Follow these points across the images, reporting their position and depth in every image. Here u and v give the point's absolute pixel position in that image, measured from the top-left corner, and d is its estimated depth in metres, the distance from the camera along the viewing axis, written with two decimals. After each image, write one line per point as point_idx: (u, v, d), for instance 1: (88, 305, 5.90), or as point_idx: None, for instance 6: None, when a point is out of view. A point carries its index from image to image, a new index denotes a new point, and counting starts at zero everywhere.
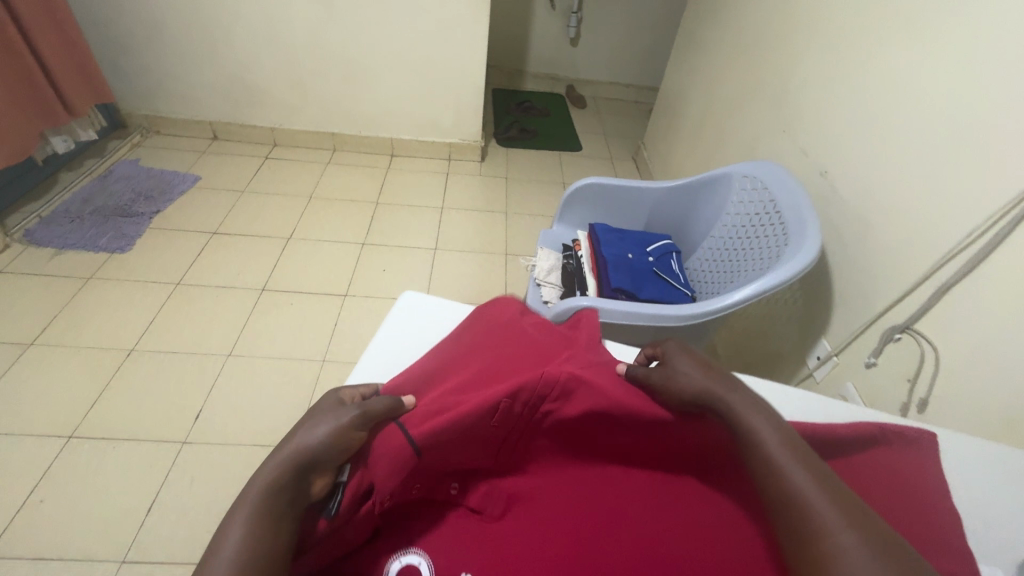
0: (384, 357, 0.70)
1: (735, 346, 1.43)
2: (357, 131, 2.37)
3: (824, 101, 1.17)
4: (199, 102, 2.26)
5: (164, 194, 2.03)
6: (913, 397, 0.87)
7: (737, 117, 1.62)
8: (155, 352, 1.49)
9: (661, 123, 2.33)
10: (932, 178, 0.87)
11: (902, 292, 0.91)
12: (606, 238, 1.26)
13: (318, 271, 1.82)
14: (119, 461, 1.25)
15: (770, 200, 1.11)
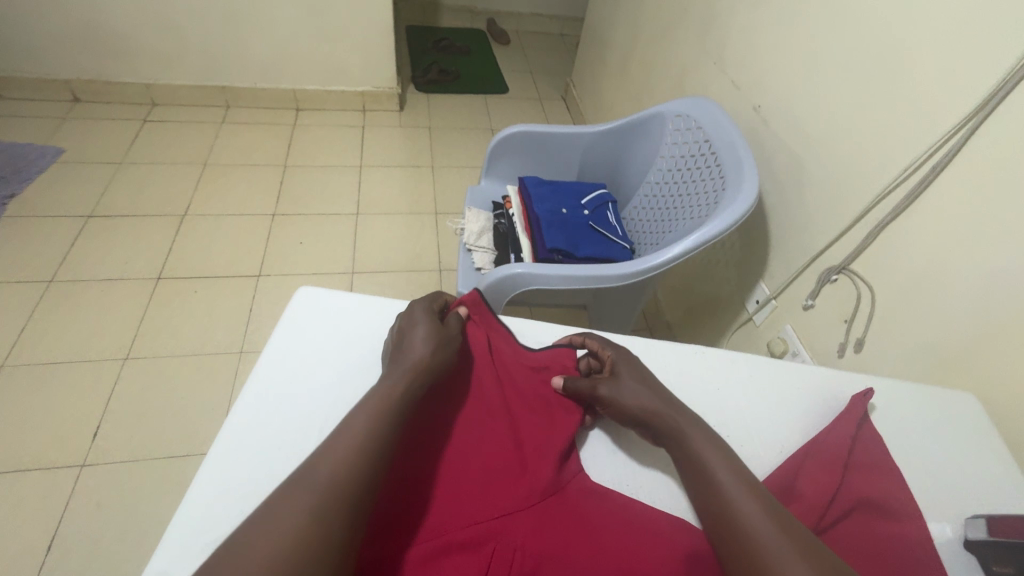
0: (277, 394, 0.57)
1: (677, 292, 1.41)
2: (251, 83, 2.07)
3: (753, 28, 1.09)
4: (47, 56, 1.88)
5: (18, 173, 1.70)
6: (850, 337, 0.87)
7: (665, 48, 1.52)
8: (33, 364, 1.28)
9: (589, 58, 2.19)
10: (867, 108, 0.82)
11: (838, 232, 0.88)
12: (538, 193, 1.16)
13: (224, 250, 1.61)
14: (4, 496, 1.08)
15: (704, 139, 1.04)
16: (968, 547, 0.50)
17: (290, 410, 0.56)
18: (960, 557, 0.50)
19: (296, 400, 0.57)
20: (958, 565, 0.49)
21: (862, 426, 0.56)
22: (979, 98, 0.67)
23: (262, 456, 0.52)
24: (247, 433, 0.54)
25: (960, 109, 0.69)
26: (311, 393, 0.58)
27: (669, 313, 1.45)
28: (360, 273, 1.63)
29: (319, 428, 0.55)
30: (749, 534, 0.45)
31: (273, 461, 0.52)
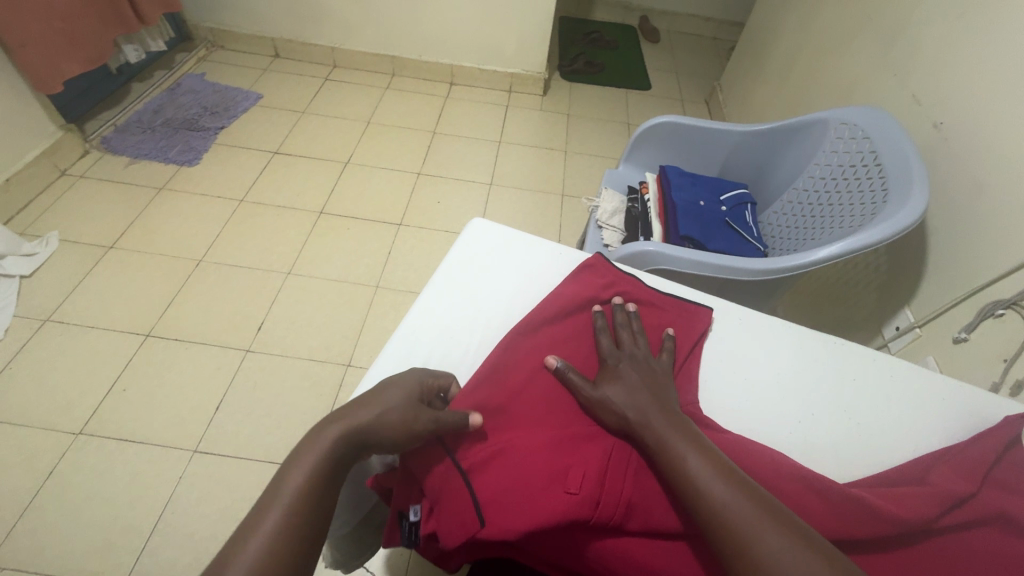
0: (450, 297, 0.66)
1: (802, 308, 1.35)
2: (417, 56, 2.29)
3: (950, 39, 1.01)
4: (262, 16, 2.22)
5: (228, 110, 2.05)
6: (1007, 377, 0.80)
7: (837, 56, 1.44)
8: (221, 264, 1.56)
9: (744, 63, 2.12)
10: None
11: (1016, 264, 0.81)
12: (678, 182, 1.18)
13: (375, 197, 1.82)
14: (189, 361, 1.35)
15: (870, 150, 1.00)
16: None
17: (459, 316, 0.64)
18: None
19: (464, 307, 0.65)
20: None
21: (1011, 448, 0.54)
22: None
23: (434, 345, 0.61)
24: (424, 324, 0.63)
25: None
26: (478, 303, 0.66)
27: None
28: None
29: (480, 335, 0.63)
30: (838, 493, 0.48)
31: (443, 350, 0.61)
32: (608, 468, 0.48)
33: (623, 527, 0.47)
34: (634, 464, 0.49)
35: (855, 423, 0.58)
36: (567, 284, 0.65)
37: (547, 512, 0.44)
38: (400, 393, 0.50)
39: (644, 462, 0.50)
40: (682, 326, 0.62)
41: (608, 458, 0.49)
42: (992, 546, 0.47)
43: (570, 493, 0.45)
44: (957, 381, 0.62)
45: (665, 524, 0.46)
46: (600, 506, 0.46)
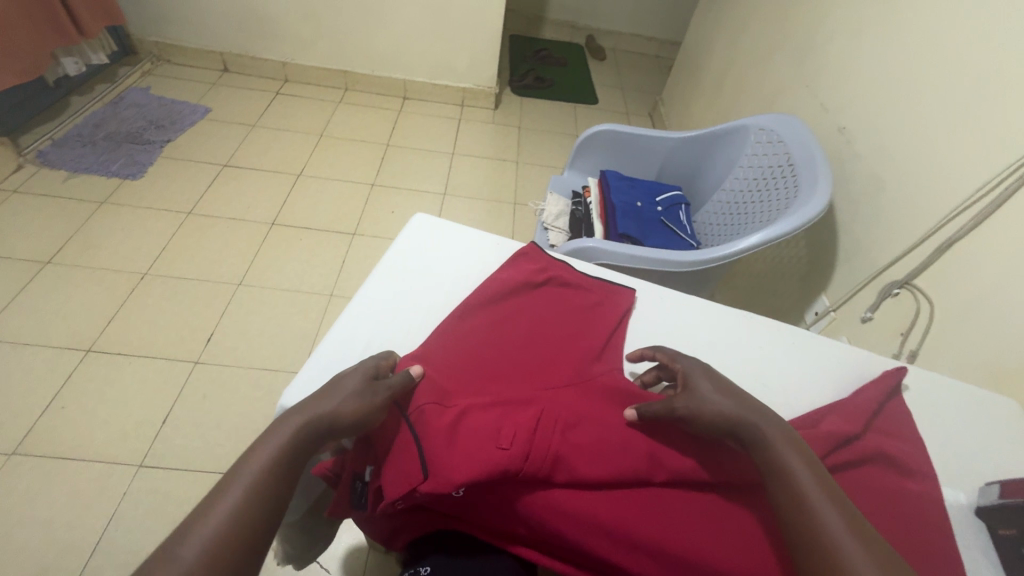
0: (392, 287, 0.69)
1: (736, 302, 1.45)
2: (370, 71, 2.32)
3: (850, 54, 1.14)
4: (210, 30, 2.21)
5: (175, 123, 2.02)
6: (904, 349, 0.90)
7: (760, 71, 1.57)
8: (168, 276, 1.53)
9: (682, 79, 2.27)
10: (949, 132, 0.86)
11: (906, 248, 0.91)
12: (617, 184, 1.26)
13: (328, 208, 1.83)
14: (135, 375, 1.31)
15: (784, 153, 1.11)
16: (980, 515, 0.55)
17: (401, 305, 0.68)
18: (968, 521, 0.55)
19: (405, 297, 0.68)
20: (963, 525, 0.54)
21: (891, 399, 0.62)
22: None
23: (377, 331, 0.65)
24: (368, 313, 0.66)
25: None
26: (419, 294, 0.69)
27: None
28: None
29: (421, 322, 0.67)
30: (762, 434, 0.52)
31: (385, 335, 0.65)
32: (537, 425, 0.53)
33: (552, 479, 0.52)
34: (562, 424, 0.54)
35: (765, 385, 0.64)
36: (505, 269, 0.70)
37: (481, 464, 0.49)
38: (357, 377, 0.54)
39: (573, 421, 0.55)
40: (609, 306, 0.68)
41: (539, 420, 0.54)
42: (873, 480, 0.54)
43: (502, 449, 0.50)
44: (852, 347, 0.71)
45: (589, 475, 0.52)
46: (529, 460, 0.51)
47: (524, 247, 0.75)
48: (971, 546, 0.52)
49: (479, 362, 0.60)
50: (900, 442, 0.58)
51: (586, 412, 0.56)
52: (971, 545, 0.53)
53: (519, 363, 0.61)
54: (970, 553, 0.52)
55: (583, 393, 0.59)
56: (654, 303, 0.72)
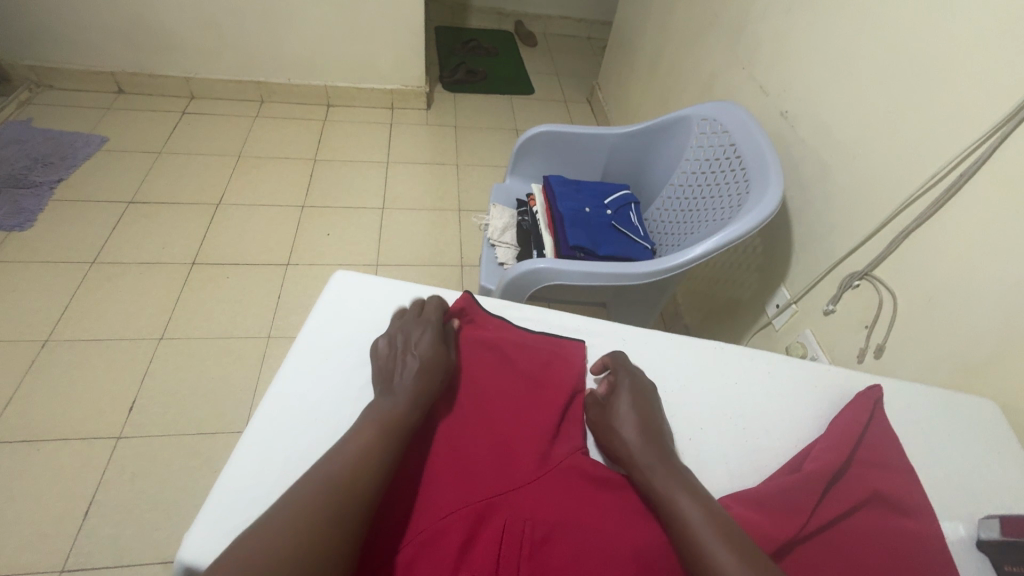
0: (315, 367, 0.59)
1: (696, 295, 1.41)
2: (285, 79, 2.14)
3: (784, 34, 1.10)
4: (94, 49, 1.96)
5: (65, 159, 1.79)
6: (870, 343, 0.87)
7: (694, 52, 1.52)
8: (75, 340, 1.35)
9: (616, 62, 2.20)
10: (896, 114, 0.82)
11: (861, 239, 0.89)
12: (562, 191, 1.19)
13: (256, 238, 1.67)
14: (46, 463, 1.15)
15: (730, 143, 1.06)
16: (981, 546, 0.52)
17: (326, 387, 0.57)
18: (970, 555, 0.52)
19: (332, 377, 0.58)
20: (966, 561, 0.51)
21: (871, 425, 0.57)
22: (1007, 108, 0.67)
23: (304, 424, 0.54)
24: (286, 407, 0.55)
25: (989, 118, 0.69)
26: (349, 369, 0.59)
27: (687, 317, 1.45)
28: (384, 267, 1.67)
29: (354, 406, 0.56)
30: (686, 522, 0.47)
31: (312, 427, 0.54)
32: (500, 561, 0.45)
33: None
34: (529, 543, 0.47)
35: (740, 424, 0.60)
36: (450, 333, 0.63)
37: None
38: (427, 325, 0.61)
39: (542, 537, 0.47)
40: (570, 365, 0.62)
41: (501, 552, 0.46)
42: (870, 525, 0.50)
43: None
44: (818, 364, 0.67)
45: None
46: None
47: (461, 298, 0.67)
48: None
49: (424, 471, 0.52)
50: (888, 476, 0.53)
51: (555, 520, 0.48)
52: None
53: (470, 460, 0.52)
54: None
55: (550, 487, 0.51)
56: (611, 346, 0.66)
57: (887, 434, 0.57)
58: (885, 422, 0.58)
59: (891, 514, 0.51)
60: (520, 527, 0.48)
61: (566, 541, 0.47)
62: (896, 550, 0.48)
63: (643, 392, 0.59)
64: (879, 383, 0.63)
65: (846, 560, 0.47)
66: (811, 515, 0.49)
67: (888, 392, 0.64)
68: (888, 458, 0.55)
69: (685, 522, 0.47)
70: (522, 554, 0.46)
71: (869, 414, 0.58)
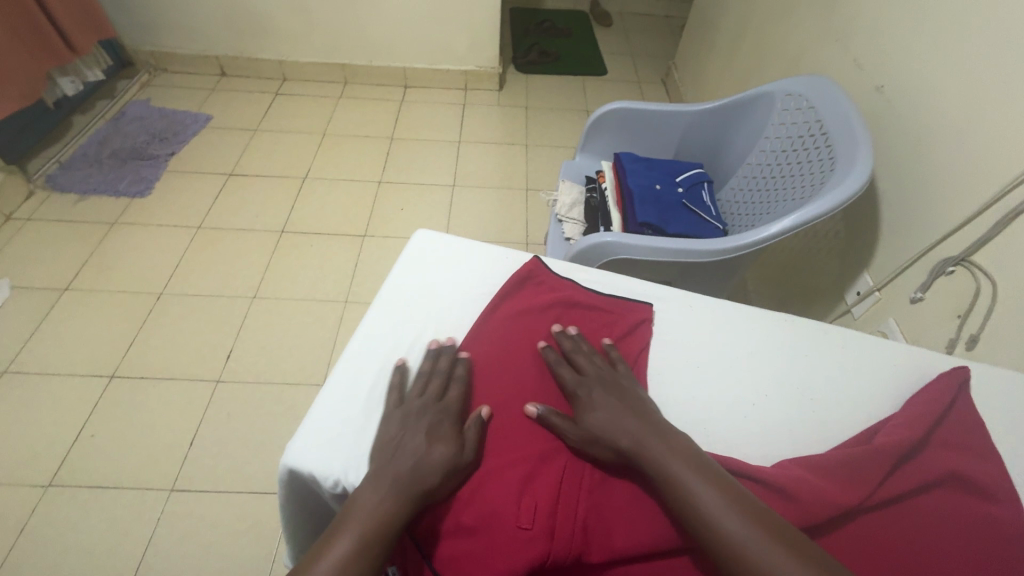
0: (398, 313, 0.64)
1: (767, 282, 1.37)
2: (368, 61, 2.25)
3: (885, 3, 1.02)
4: (203, 35, 2.16)
5: (177, 134, 1.99)
6: (962, 333, 0.82)
7: (782, 26, 1.44)
8: (184, 294, 1.53)
9: (695, 40, 2.12)
10: (1010, 86, 0.75)
11: (958, 223, 0.83)
12: (633, 168, 1.18)
13: (337, 210, 1.79)
14: (160, 397, 1.32)
15: (816, 120, 1.01)
16: None
17: (407, 331, 0.63)
18: None
19: (412, 323, 0.63)
20: None
21: (953, 408, 0.55)
22: None
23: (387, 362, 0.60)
24: (372, 346, 0.61)
25: None
26: (428, 318, 0.64)
27: (757, 303, 1.40)
28: None
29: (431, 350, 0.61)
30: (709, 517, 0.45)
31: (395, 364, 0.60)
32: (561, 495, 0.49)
33: (585, 557, 0.47)
34: (588, 482, 0.50)
35: (809, 397, 0.59)
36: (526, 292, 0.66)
37: (502, 555, 0.46)
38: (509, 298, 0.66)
39: (600, 480, 0.50)
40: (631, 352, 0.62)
41: (562, 487, 0.49)
42: (946, 505, 0.48)
43: (523, 528, 0.47)
44: (899, 345, 0.65)
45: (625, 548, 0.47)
46: (556, 537, 0.46)
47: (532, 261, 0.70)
48: None
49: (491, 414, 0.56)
50: (969, 458, 0.51)
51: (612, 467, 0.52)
52: None
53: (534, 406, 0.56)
54: None
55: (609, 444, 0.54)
56: (677, 314, 0.66)
57: (970, 416, 0.54)
58: (968, 403, 0.56)
59: (971, 496, 0.49)
60: (581, 469, 0.51)
61: (622, 488, 0.50)
62: (973, 532, 0.47)
63: (610, 371, 0.58)
64: (966, 366, 0.59)
65: (916, 536, 0.46)
66: (876, 487, 0.48)
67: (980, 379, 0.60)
68: (971, 440, 0.53)
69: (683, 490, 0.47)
70: (581, 491, 0.49)
71: (952, 394, 0.56)
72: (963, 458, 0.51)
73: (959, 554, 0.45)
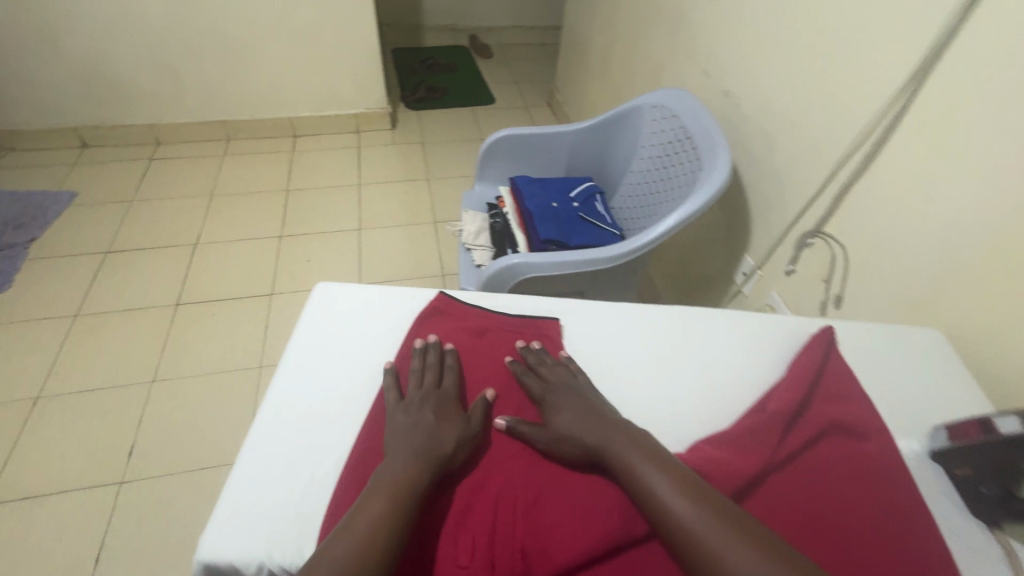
0: (308, 372, 0.61)
1: (669, 276, 1.47)
2: (250, 115, 2.17)
3: (718, 19, 1.17)
4: (56, 107, 1.98)
5: (37, 217, 1.79)
6: (830, 295, 0.93)
7: (640, 45, 1.59)
8: (66, 393, 1.35)
9: (570, 64, 2.27)
10: (823, 81, 0.89)
11: (808, 200, 0.95)
12: (529, 190, 1.24)
13: (237, 272, 1.69)
14: (50, 517, 1.15)
15: (679, 126, 1.12)
16: (935, 458, 0.56)
17: (320, 390, 0.60)
18: (927, 466, 0.56)
19: (325, 381, 0.61)
20: (924, 472, 0.55)
21: (828, 363, 0.62)
22: (914, 62, 0.73)
23: (301, 426, 0.57)
24: (284, 412, 0.58)
25: (899, 72, 0.76)
26: (341, 373, 0.62)
27: (665, 297, 1.50)
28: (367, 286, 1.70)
29: (348, 405, 0.59)
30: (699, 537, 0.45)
31: (310, 427, 0.57)
32: (497, 522, 0.49)
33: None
34: (522, 504, 0.51)
35: (711, 383, 0.64)
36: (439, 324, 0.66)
37: None
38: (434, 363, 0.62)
39: (534, 499, 0.51)
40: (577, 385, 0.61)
41: (496, 514, 0.50)
42: (834, 450, 0.55)
43: (462, 564, 0.47)
44: (779, 317, 0.72)
45: (566, 559, 0.47)
46: (497, 566, 0.47)
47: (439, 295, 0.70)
48: (936, 494, 0.53)
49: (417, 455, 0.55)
50: (848, 406, 0.58)
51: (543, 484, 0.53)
52: (937, 493, 0.53)
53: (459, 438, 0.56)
54: (935, 501, 0.53)
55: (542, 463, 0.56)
56: (582, 323, 0.69)
57: (842, 368, 0.62)
58: (839, 357, 0.63)
59: (853, 438, 0.56)
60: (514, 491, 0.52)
61: (556, 500, 0.51)
62: (859, 470, 0.53)
63: (577, 392, 0.60)
64: (830, 324, 0.68)
65: (816, 485, 0.52)
66: (777, 448, 0.54)
67: (844, 332, 0.69)
68: (846, 389, 0.60)
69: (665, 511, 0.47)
70: (516, 513, 0.50)
71: (826, 352, 0.63)
72: (842, 406, 0.58)
73: (852, 494, 0.51)
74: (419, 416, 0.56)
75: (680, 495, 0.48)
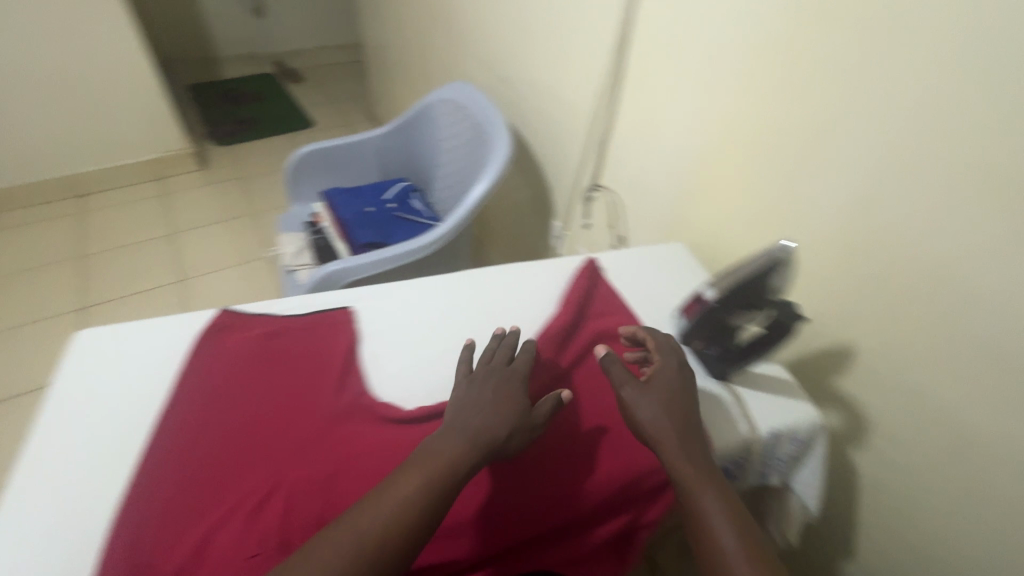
0: (63, 423, 0.53)
1: (504, 257, 1.56)
2: (12, 181, 1.85)
3: (481, 14, 1.27)
4: None
5: None
6: (616, 238, 1.07)
7: (430, 48, 1.67)
8: None
9: (378, 76, 2.30)
10: (566, 55, 1.02)
11: (583, 160, 1.08)
12: (341, 200, 1.24)
13: (36, 361, 1.46)
14: None
15: (467, 115, 1.20)
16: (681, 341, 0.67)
17: (81, 437, 0.52)
18: (678, 350, 0.67)
19: (88, 426, 0.53)
20: None
21: (596, 289, 0.72)
22: (617, 29, 0.87)
23: (59, 482, 0.49)
24: (36, 472, 0.50)
25: (610, 39, 0.90)
26: (108, 413, 0.55)
27: None
28: None
29: (118, 444, 0.52)
30: (707, 527, 0.49)
31: (71, 480, 0.50)
32: (292, 509, 0.48)
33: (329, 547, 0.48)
34: (318, 484, 0.50)
35: (503, 325, 0.67)
36: (225, 334, 0.62)
37: None
38: (501, 355, 0.58)
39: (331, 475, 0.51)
40: (674, 364, 0.59)
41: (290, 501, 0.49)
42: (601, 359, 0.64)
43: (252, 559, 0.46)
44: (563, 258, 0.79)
45: None
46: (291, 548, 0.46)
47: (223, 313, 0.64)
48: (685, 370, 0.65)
49: (199, 470, 0.51)
50: (612, 320, 0.68)
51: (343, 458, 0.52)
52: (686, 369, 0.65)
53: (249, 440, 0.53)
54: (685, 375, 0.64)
55: (343, 438, 0.54)
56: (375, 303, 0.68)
57: (608, 292, 0.72)
58: (606, 283, 0.74)
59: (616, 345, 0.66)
60: (310, 475, 0.51)
61: (355, 470, 0.51)
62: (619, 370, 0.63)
63: (665, 371, 0.58)
64: (593, 256, 0.77)
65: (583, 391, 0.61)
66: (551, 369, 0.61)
67: (610, 259, 0.78)
68: (611, 308, 0.70)
69: (694, 505, 0.50)
70: (313, 494, 0.49)
71: (594, 281, 0.73)
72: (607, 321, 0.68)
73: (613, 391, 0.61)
74: (493, 404, 0.52)
75: (713, 490, 0.50)
